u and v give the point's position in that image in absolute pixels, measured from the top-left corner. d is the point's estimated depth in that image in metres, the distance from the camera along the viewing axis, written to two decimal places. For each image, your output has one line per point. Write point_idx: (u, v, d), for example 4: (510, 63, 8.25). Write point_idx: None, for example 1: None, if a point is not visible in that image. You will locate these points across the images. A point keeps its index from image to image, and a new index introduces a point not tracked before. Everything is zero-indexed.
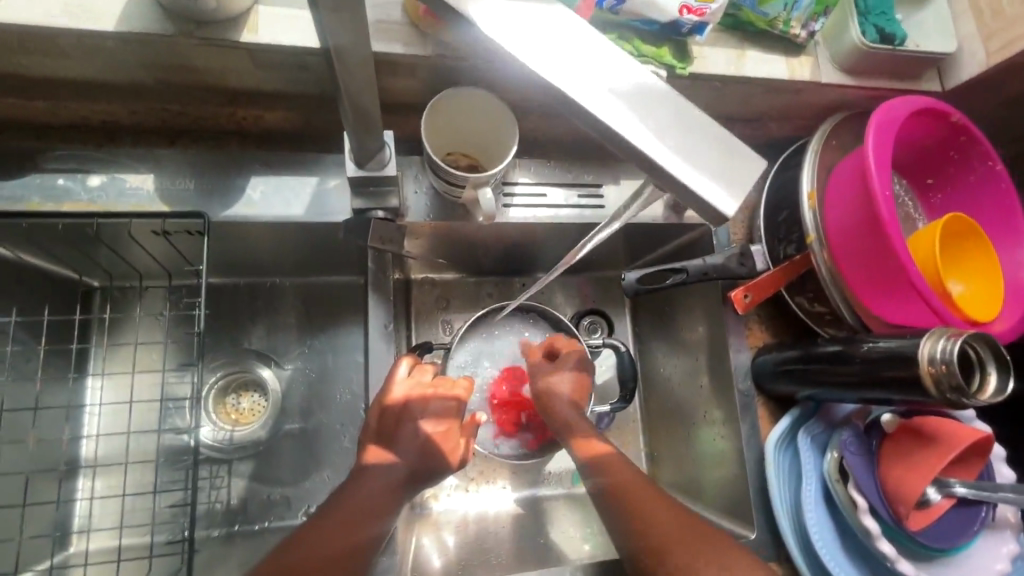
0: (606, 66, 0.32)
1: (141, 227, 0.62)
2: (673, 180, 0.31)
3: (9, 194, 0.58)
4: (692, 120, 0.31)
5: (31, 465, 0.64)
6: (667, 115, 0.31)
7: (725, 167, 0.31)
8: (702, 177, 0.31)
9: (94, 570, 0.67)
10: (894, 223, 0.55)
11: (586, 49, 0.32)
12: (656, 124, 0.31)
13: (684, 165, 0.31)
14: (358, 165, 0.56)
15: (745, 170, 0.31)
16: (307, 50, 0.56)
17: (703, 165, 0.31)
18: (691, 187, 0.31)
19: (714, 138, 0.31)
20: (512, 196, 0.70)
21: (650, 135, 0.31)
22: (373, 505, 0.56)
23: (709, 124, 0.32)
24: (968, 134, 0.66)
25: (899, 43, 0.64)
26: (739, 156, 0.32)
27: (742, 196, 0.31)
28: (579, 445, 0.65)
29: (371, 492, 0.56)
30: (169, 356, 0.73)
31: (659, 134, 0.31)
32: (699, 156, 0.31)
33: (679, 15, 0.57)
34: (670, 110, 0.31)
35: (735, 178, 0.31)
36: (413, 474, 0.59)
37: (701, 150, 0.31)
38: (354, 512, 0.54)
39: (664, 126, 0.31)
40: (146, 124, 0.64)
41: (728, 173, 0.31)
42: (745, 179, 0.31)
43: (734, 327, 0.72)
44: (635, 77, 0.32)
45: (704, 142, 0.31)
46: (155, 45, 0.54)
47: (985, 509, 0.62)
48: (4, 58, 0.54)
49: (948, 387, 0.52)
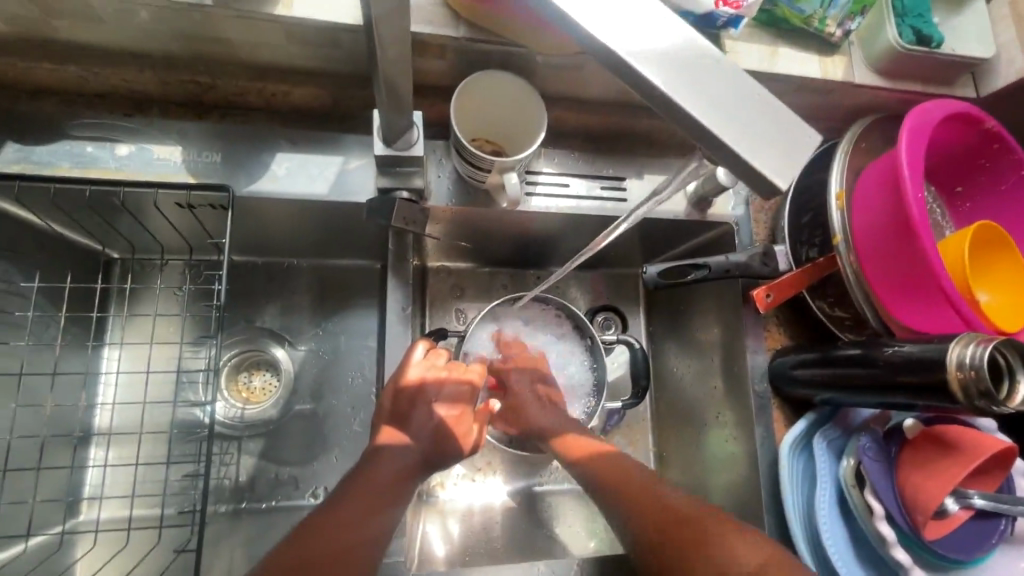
0: (656, 27, 0.28)
1: (165, 198, 0.62)
2: (729, 153, 0.28)
3: (37, 158, 0.59)
4: (751, 91, 0.29)
5: (45, 429, 0.65)
6: (720, 83, 0.29)
7: (778, 144, 0.28)
8: (760, 155, 0.28)
9: (103, 538, 0.68)
10: (925, 225, 0.54)
11: (639, 7, 0.28)
12: (708, 93, 0.28)
13: (741, 140, 0.28)
14: (386, 143, 0.57)
15: (799, 145, 0.29)
16: (341, 27, 0.56)
17: (759, 141, 0.28)
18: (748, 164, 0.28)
19: (768, 112, 0.29)
20: (535, 185, 0.69)
21: (703, 104, 0.28)
22: (383, 488, 0.55)
23: (763, 97, 0.29)
24: (1002, 142, 0.65)
25: (936, 46, 0.63)
26: (791, 126, 0.29)
27: (795, 171, 0.28)
28: (563, 442, 0.69)
29: (384, 473, 0.56)
30: (185, 330, 0.74)
31: (711, 105, 0.28)
32: (756, 130, 0.28)
33: (715, 8, 0.56)
34: (724, 79, 0.29)
35: (789, 152, 0.28)
36: (426, 455, 0.59)
37: (762, 122, 0.28)
38: (365, 501, 0.53)
39: (717, 94, 0.28)
40: (175, 97, 0.64)
41: (786, 148, 0.29)
42: (800, 151, 0.29)
43: (752, 328, 0.71)
44: (686, 41, 0.29)
45: (760, 117, 0.28)
46: (190, 15, 0.54)
47: (1003, 521, 0.61)
48: (42, 22, 0.55)
49: (975, 393, 0.50)
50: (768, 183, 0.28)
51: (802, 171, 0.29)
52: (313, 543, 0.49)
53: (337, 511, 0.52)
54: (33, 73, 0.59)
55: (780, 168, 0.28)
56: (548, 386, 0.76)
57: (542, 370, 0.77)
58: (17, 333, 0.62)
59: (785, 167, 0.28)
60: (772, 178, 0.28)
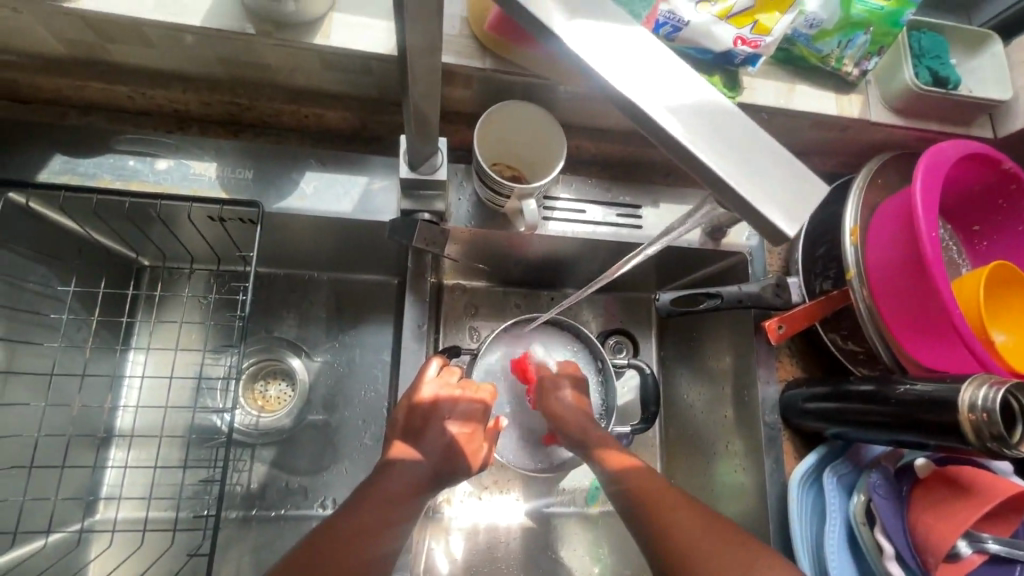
0: (675, 84, 0.30)
1: (198, 211, 0.65)
2: (736, 200, 0.30)
3: (82, 170, 0.62)
4: (764, 144, 0.30)
5: (72, 429, 0.68)
6: (735, 135, 0.30)
7: (787, 192, 0.30)
8: (771, 205, 0.29)
9: (118, 538, 0.69)
10: (939, 266, 0.54)
11: (660, 67, 0.30)
12: (720, 145, 0.30)
13: (752, 188, 0.29)
14: (411, 167, 0.59)
15: (808, 194, 0.30)
16: (374, 56, 0.58)
17: (771, 192, 0.30)
18: (759, 213, 0.29)
19: (781, 162, 0.30)
20: (552, 210, 0.71)
21: (714, 155, 0.30)
22: (386, 501, 0.55)
23: (776, 148, 0.30)
24: (1019, 183, 0.65)
25: (953, 87, 0.64)
26: (800, 176, 0.30)
27: (803, 217, 0.30)
28: (603, 454, 0.67)
29: (392, 484, 0.56)
30: (207, 338, 0.76)
31: (725, 155, 0.30)
32: (767, 179, 0.30)
33: (733, 47, 0.58)
34: (739, 131, 0.30)
35: (796, 200, 0.30)
36: (436, 472, 0.60)
37: (773, 174, 0.30)
38: (373, 515, 0.54)
39: (730, 146, 0.30)
40: (213, 114, 0.68)
41: (793, 196, 0.30)
42: (807, 198, 0.30)
43: (764, 359, 0.72)
44: (702, 96, 0.30)
45: (772, 167, 0.30)
46: (234, 42, 0.57)
47: (1018, 569, 0.59)
48: (95, 46, 0.58)
49: (988, 435, 0.50)
50: (775, 229, 0.30)
51: (809, 217, 0.30)
52: (324, 554, 0.50)
53: (340, 527, 0.52)
54: (85, 90, 0.63)
55: (789, 214, 0.29)
56: (581, 392, 0.75)
57: (571, 379, 0.76)
58: (51, 334, 0.65)
59: (794, 214, 0.29)
60: (781, 222, 0.29)
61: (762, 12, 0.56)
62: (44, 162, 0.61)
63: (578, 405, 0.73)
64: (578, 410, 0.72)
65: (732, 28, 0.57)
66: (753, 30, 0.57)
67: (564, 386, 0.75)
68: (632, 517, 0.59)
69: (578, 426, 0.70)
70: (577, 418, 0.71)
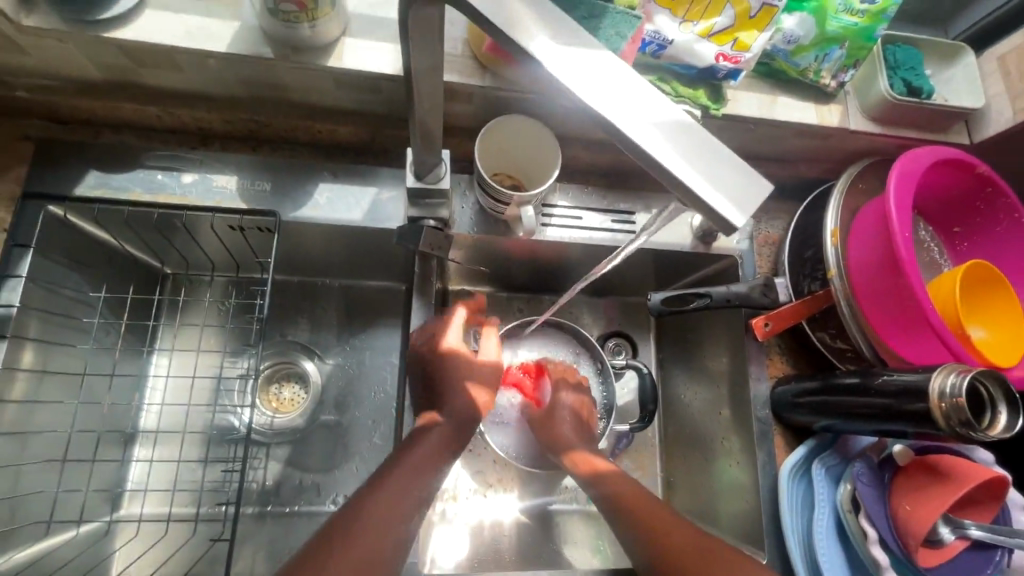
0: (638, 99, 0.34)
1: (220, 221, 0.70)
2: (695, 201, 0.34)
3: (116, 184, 0.67)
4: (716, 149, 0.34)
5: (101, 425, 0.72)
6: (689, 140, 0.34)
7: (739, 191, 0.34)
8: (722, 202, 0.33)
9: (142, 531, 0.73)
10: (912, 263, 0.58)
11: (625, 84, 0.34)
12: (678, 149, 0.34)
13: (706, 187, 0.33)
14: (417, 177, 0.63)
15: (752, 190, 0.34)
16: (382, 76, 0.63)
17: (722, 191, 0.34)
18: (712, 209, 0.33)
19: (732, 165, 0.34)
20: (550, 217, 0.75)
21: (672, 158, 0.34)
22: (413, 475, 0.57)
23: (727, 153, 0.34)
24: (995, 186, 0.68)
25: (926, 96, 0.68)
26: (752, 179, 0.34)
27: (751, 211, 0.34)
28: (574, 458, 0.72)
29: (418, 449, 0.59)
30: (225, 341, 0.81)
31: (681, 159, 0.34)
32: (719, 179, 0.34)
33: (715, 62, 0.63)
34: (693, 137, 0.34)
35: (744, 195, 0.34)
36: (460, 429, 0.64)
37: (724, 176, 0.34)
38: (405, 484, 0.56)
39: (687, 151, 0.34)
40: (233, 131, 0.73)
41: (741, 193, 0.34)
42: (755, 198, 0.34)
43: (755, 356, 0.75)
44: (661, 108, 0.34)
45: (722, 170, 0.34)
46: (254, 66, 0.62)
47: (998, 553, 0.62)
48: (129, 70, 0.64)
49: (956, 421, 0.53)
50: (727, 222, 0.33)
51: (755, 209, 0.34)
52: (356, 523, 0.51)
53: (382, 493, 0.54)
54: (118, 111, 0.68)
55: (738, 209, 0.33)
56: (583, 399, 0.79)
57: (570, 385, 0.80)
58: (84, 337, 0.70)
59: (742, 208, 0.34)
60: (731, 217, 0.33)
61: (741, 30, 0.61)
62: (81, 178, 0.67)
63: (576, 411, 0.78)
64: (574, 416, 0.77)
65: (714, 46, 0.62)
66: (734, 47, 0.62)
67: (563, 390, 0.79)
68: (614, 520, 0.63)
69: (563, 431, 0.75)
70: (574, 430, 0.76)
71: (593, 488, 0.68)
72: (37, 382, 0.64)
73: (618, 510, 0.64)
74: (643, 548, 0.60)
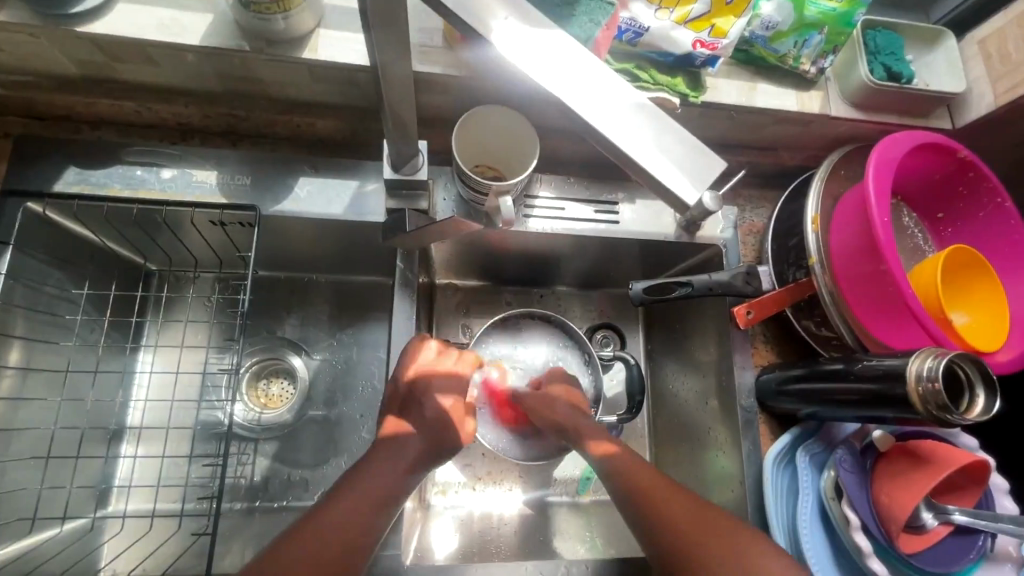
0: (594, 82, 0.35)
1: (201, 216, 0.70)
2: (650, 181, 0.35)
3: (95, 180, 0.67)
4: (672, 130, 0.36)
5: (85, 422, 0.72)
6: (645, 121, 0.35)
7: (692, 170, 0.35)
8: (677, 181, 0.35)
9: (129, 526, 0.74)
10: (891, 248, 0.57)
11: (582, 68, 0.36)
12: (633, 130, 0.35)
13: (660, 167, 0.35)
14: (394, 169, 0.62)
15: (707, 171, 0.35)
16: (358, 67, 0.63)
17: (677, 170, 0.35)
18: (666, 189, 0.35)
19: (686, 146, 0.35)
20: (532, 208, 0.75)
21: (627, 139, 0.35)
22: (392, 474, 0.58)
23: (682, 133, 0.36)
24: (977, 170, 0.68)
25: (906, 81, 0.68)
26: (705, 157, 0.36)
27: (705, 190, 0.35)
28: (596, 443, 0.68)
29: (387, 461, 0.59)
30: (211, 336, 0.81)
31: (636, 139, 0.35)
32: (673, 158, 0.35)
33: (693, 49, 0.62)
34: (648, 118, 0.35)
35: (699, 175, 0.35)
36: (433, 441, 0.62)
37: (677, 155, 0.35)
38: (383, 480, 0.58)
39: (643, 131, 0.35)
40: (213, 126, 0.73)
41: (696, 171, 0.35)
42: (709, 177, 0.35)
43: (739, 345, 0.74)
44: (618, 91, 0.36)
45: (678, 149, 0.35)
46: (229, 59, 0.62)
47: (981, 538, 0.62)
48: (105, 65, 0.64)
49: (934, 405, 0.53)
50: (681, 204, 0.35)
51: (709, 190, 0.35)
52: (329, 510, 0.54)
53: (359, 485, 0.57)
54: (96, 107, 0.68)
55: (692, 190, 0.35)
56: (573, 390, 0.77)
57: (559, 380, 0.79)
58: (66, 334, 0.70)
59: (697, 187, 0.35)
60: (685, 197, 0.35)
61: (718, 17, 0.60)
62: (60, 174, 0.67)
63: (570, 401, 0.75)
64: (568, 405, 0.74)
65: (691, 33, 0.61)
66: (711, 34, 0.61)
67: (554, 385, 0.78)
68: (637, 509, 0.60)
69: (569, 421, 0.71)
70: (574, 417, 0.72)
71: (610, 476, 0.65)
72: (19, 380, 0.64)
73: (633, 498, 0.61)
74: (665, 532, 0.58)
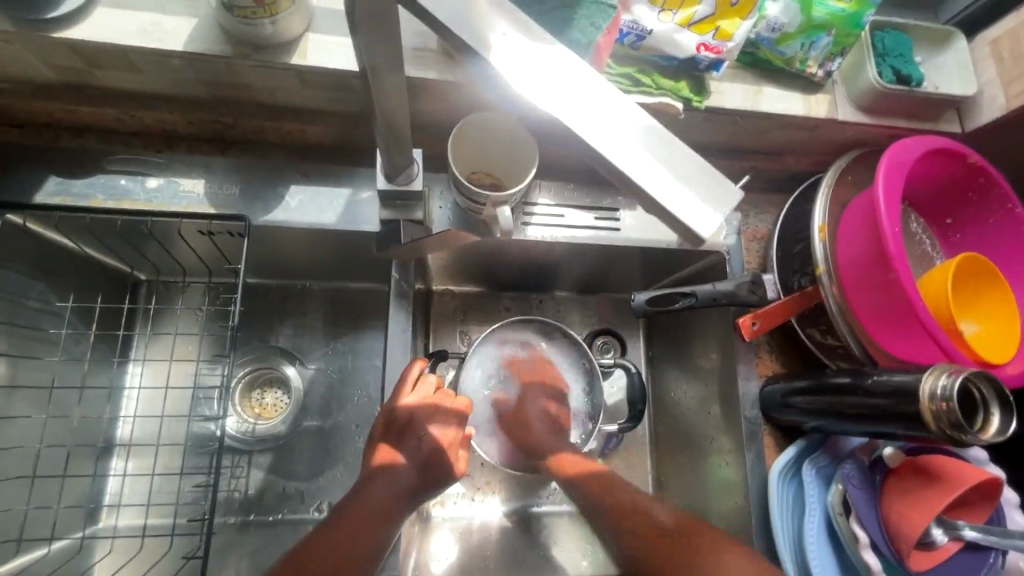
0: (599, 103, 0.33)
1: (189, 226, 0.68)
2: (659, 208, 0.33)
3: (77, 190, 0.64)
4: (682, 154, 0.34)
5: (71, 439, 0.70)
6: (652, 145, 0.33)
7: (705, 196, 0.33)
8: (687, 209, 0.33)
9: (119, 544, 0.72)
10: (901, 259, 0.56)
11: (585, 87, 0.33)
12: (640, 155, 0.33)
13: (670, 195, 0.33)
14: (388, 179, 0.59)
15: (720, 197, 0.33)
16: (349, 73, 0.61)
17: (689, 198, 0.33)
18: (677, 217, 0.33)
19: (698, 171, 0.33)
20: (531, 216, 0.73)
21: (634, 164, 0.33)
22: (380, 505, 0.57)
23: (693, 158, 0.34)
24: (986, 175, 0.66)
25: (916, 84, 0.66)
26: (719, 183, 0.34)
27: (719, 218, 0.33)
28: (564, 463, 0.71)
29: (378, 491, 0.58)
30: (202, 348, 0.79)
31: (644, 164, 0.33)
32: (685, 184, 0.33)
33: (697, 53, 0.60)
34: (656, 142, 0.33)
35: (713, 202, 0.33)
36: (422, 471, 0.61)
37: (688, 181, 0.33)
38: (370, 515, 0.55)
39: (651, 156, 0.33)
40: (200, 133, 0.70)
41: (709, 198, 0.33)
42: (724, 204, 0.33)
43: (744, 355, 0.72)
44: (625, 113, 0.34)
45: (690, 175, 0.33)
46: (215, 64, 0.59)
47: (992, 555, 0.61)
48: (85, 72, 0.62)
49: (947, 424, 0.52)
50: (695, 235, 0.33)
51: (724, 217, 0.33)
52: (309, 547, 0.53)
53: (346, 517, 0.55)
54: (77, 114, 0.66)
55: (706, 221, 0.33)
56: (556, 403, 0.79)
57: (547, 390, 0.80)
58: (50, 348, 0.68)
59: (710, 216, 0.33)
60: (697, 226, 0.33)
61: (723, 19, 0.58)
62: (40, 185, 0.64)
63: (553, 416, 0.78)
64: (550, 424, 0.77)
65: (695, 35, 0.59)
66: (715, 37, 0.59)
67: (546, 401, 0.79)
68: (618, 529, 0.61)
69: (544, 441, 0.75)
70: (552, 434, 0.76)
71: (592, 492, 0.65)
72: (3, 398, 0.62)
73: (613, 516, 0.61)
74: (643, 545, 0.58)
